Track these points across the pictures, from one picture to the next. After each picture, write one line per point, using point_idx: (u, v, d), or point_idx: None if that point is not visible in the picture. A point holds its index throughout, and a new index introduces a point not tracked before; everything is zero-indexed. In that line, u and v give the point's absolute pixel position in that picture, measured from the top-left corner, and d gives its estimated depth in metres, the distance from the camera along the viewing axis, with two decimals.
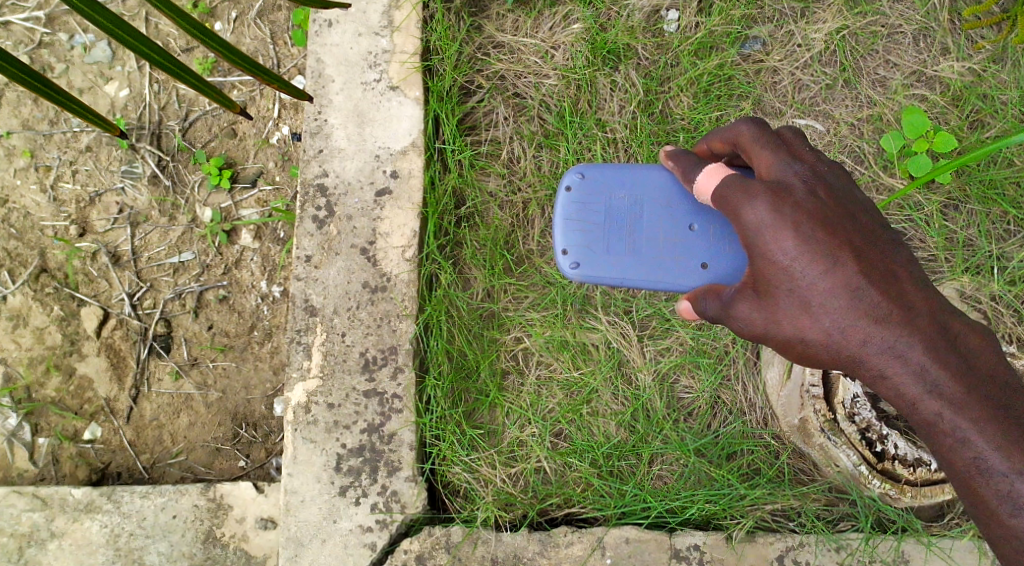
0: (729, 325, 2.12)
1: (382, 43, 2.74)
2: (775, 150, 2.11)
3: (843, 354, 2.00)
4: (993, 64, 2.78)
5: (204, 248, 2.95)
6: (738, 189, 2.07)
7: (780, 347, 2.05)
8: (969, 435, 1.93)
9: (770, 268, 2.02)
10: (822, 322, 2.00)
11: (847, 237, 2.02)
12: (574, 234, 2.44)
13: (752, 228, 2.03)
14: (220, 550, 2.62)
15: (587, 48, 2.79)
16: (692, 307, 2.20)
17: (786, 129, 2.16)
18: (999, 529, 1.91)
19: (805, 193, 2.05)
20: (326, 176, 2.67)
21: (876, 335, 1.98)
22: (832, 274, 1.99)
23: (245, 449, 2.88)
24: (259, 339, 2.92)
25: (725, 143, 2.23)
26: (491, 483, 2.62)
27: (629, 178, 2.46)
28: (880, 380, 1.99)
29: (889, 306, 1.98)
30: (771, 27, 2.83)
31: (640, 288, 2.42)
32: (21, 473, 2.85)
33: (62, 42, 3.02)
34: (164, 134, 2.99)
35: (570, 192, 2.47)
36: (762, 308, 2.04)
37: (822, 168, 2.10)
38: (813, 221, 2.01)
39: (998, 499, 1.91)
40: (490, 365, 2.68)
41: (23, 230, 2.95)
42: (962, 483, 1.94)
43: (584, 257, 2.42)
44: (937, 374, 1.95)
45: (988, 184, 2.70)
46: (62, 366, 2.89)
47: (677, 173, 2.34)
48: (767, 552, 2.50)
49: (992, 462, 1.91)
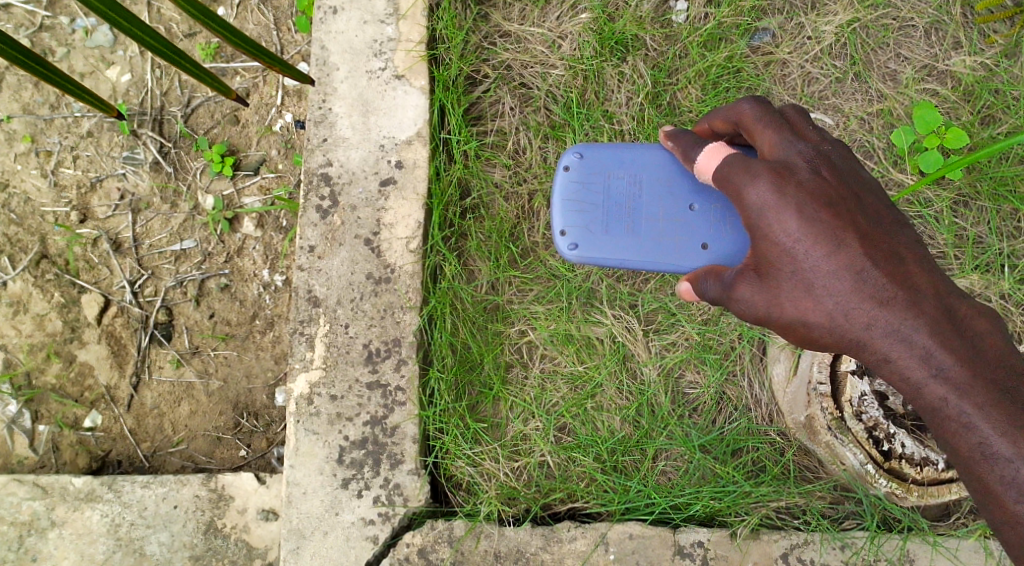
0: (730, 308, 2.08)
1: (387, 31, 2.71)
2: (778, 129, 2.08)
3: (847, 338, 1.98)
4: (1006, 59, 2.75)
5: (205, 236, 2.93)
6: (740, 168, 2.06)
7: (783, 330, 2.02)
8: (974, 419, 1.90)
9: (774, 249, 2.00)
10: (826, 304, 1.97)
11: (851, 218, 2.00)
12: (573, 215, 2.42)
13: (755, 208, 2.01)
14: (221, 542, 2.61)
15: (594, 39, 2.76)
16: (692, 288, 2.16)
17: (790, 108, 2.13)
18: (1003, 516, 1.89)
19: (809, 172, 2.03)
20: (330, 165, 2.65)
21: (881, 318, 1.95)
22: (836, 256, 1.97)
23: (246, 439, 2.86)
24: (261, 328, 2.90)
25: (727, 122, 2.20)
26: (495, 477, 2.61)
27: (629, 156, 2.43)
28: (884, 364, 1.97)
29: (894, 289, 1.96)
30: (781, 19, 2.79)
31: (640, 270, 2.40)
32: (21, 460, 2.84)
33: (63, 25, 2.99)
34: (166, 120, 2.96)
35: (569, 173, 2.44)
36: (764, 290, 2.02)
37: (827, 147, 2.08)
38: (816, 201, 1.99)
39: (1002, 485, 1.88)
40: (494, 358, 2.66)
41: (23, 216, 2.93)
42: (967, 470, 1.92)
43: (583, 238, 2.40)
44: (943, 358, 1.92)
45: (1001, 181, 2.67)
46: (63, 353, 2.87)
47: (677, 153, 2.32)
48: (772, 549, 2.49)
49: (998, 448, 1.89)
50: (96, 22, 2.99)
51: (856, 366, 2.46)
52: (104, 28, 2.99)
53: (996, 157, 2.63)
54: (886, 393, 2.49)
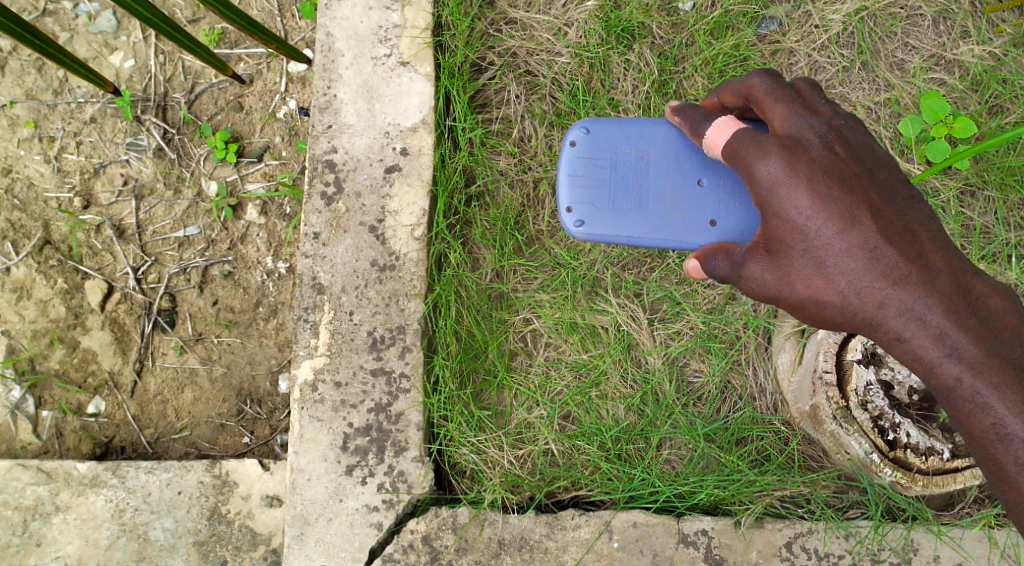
0: (740, 286, 2.09)
1: (393, 17, 2.70)
2: (790, 104, 2.08)
3: (859, 316, 1.97)
4: (1014, 48, 2.74)
5: (209, 222, 2.92)
6: (751, 144, 2.06)
7: (793, 309, 2.02)
8: (990, 400, 1.88)
9: (784, 227, 2.01)
10: (838, 283, 1.97)
11: (864, 194, 2.00)
12: (579, 191, 2.41)
13: (766, 185, 2.02)
14: (225, 527, 2.61)
15: (600, 26, 2.75)
16: (700, 265, 2.17)
17: (802, 82, 2.13)
18: (1015, 496, 1.87)
19: (821, 148, 2.03)
20: (334, 152, 2.64)
21: (893, 295, 1.95)
22: (848, 233, 1.97)
23: (250, 425, 2.85)
24: (265, 316, 2.89)
25: (737, 97, 2.19)
26: (499, 464, 2.61)
27: (636, 131, 2.42)
28: (896, 344, 1.96)
29: (907, 266, 1.95)
30: (788, 7, 2.78)
31: (648, 246, 2.39)
32: (24, 446, 2.84)
33: (66, 10, 2.98)
34: (171, 106, 2.95)
35: (575, 149, 2.43)
36: (775, 268, 2.02)
37: (839, 122, 2.08)
38: (829, 177, 2.00)
39: (1016, 467, 1.86)
40: (498, 347, 2.66)
41: (27, 201, 2.92)
42: (980, 451, 1.91)
43: (588, 214, 2.39)
44: (957, 337, 1.91)
45: (1006, 171, 2.67)
46: (66, 339, 2.87)
47: (684, 128, 2.30)
48: (775, 538, 2.49)
49: (1013, 429, 1.87)
50: (99, 7, 2.98)
51: (861, 355, 2.44)
52: (107, 14, 2.98)
53: (1002, 148, 2.63)
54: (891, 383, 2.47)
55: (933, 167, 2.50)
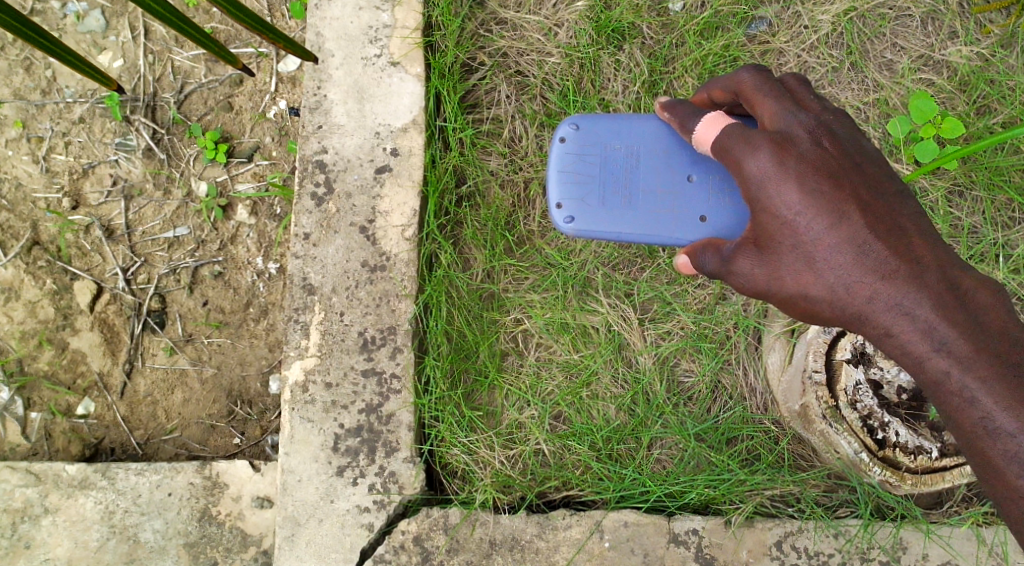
0: (729, 282, 2.10)
1: (383, 17, 2.70)
2: (778, 99, 2.09)
3: (849, 311, 1.98)
4: (1002, 49, 2.75)
5: (199, 223, 2.91)
6: (740, 139, 2.06)
7: (783, 304, 2.03)
8: (977, 394, 1.89)
9: (773, 222, 2.01)
10: (827, 278, 1.98)
11: (853, 189, 2.01)
12: (568, 187, 2.41)
13: (755, 180, 2.02)
14: (216, 529, 2.60)
15: (591, 27, 2.75)
16: (690, 261, 2.18)
17: (789, 78, 2.14)
18: (1004, 490, 1.88)
19: (809, 143, 2.03)
20: (325, 153, 2.64)
21: (882, 290, 1.96)
22: (837, 228, 1.98)
23: (240, 426, 2.85)
24: (255, 316, 2.89)
25: (726, 92, 2.20)
26: (490, 465, 2.61)
27: (625, 127, 2.42)
28: (886, 338, 1.97)
29: (896, 261, 1.96)
30: (778, 8, 2.79)
31: (637, 242, 2.40)
32: (13, 448, 2.82)
33: (55, 10, 2.96)
34: (160, 106, 2.94)
35: (564, 145, 2.44)
36: (764, 263, 2.03)
37: (827, 117, 2.09)
38: (818, 173, 2.00)
39: (1004, 460, 1.88)
40: (489, 346, 2.66)
41: (15, 202, 2.91)
42: (969, 444, 1.92)
43: (578, 210, 2.39)
44: (946, 332, 1.92)
45: (994, 171, 2.68)
46: (55, 340, 2.86)
47: (674, 124, 2.30)
48: (765, 537, 2.50)
49: (1001, 423, 1.88)
50: (87, 6, 2.97)
51: (851, 354, 2.45)
52: (96, 13, 2.97)
53: (990, 148, 2.65)
54: (880, 382, 2.47)
55: (922, 168, 2.51)
